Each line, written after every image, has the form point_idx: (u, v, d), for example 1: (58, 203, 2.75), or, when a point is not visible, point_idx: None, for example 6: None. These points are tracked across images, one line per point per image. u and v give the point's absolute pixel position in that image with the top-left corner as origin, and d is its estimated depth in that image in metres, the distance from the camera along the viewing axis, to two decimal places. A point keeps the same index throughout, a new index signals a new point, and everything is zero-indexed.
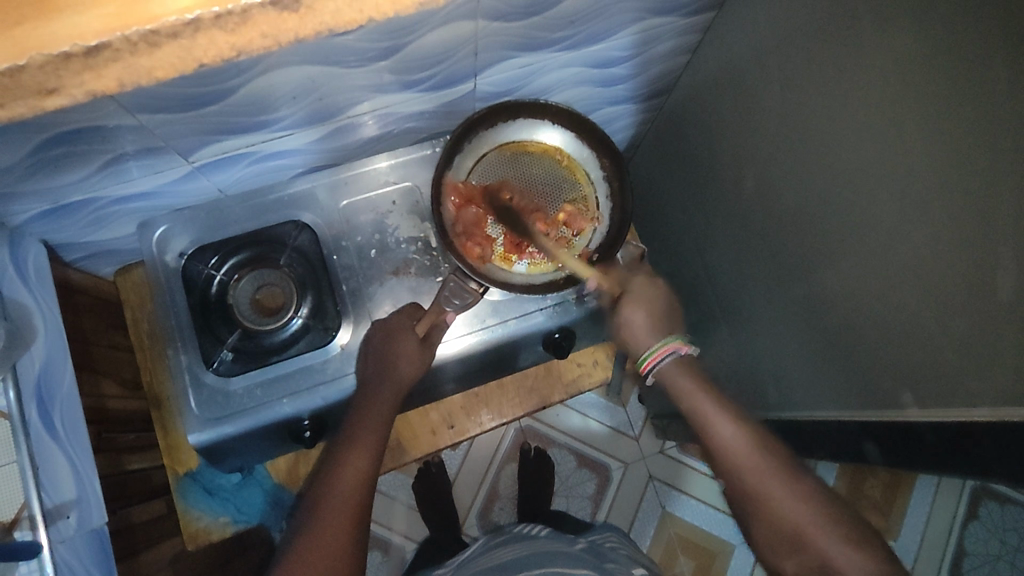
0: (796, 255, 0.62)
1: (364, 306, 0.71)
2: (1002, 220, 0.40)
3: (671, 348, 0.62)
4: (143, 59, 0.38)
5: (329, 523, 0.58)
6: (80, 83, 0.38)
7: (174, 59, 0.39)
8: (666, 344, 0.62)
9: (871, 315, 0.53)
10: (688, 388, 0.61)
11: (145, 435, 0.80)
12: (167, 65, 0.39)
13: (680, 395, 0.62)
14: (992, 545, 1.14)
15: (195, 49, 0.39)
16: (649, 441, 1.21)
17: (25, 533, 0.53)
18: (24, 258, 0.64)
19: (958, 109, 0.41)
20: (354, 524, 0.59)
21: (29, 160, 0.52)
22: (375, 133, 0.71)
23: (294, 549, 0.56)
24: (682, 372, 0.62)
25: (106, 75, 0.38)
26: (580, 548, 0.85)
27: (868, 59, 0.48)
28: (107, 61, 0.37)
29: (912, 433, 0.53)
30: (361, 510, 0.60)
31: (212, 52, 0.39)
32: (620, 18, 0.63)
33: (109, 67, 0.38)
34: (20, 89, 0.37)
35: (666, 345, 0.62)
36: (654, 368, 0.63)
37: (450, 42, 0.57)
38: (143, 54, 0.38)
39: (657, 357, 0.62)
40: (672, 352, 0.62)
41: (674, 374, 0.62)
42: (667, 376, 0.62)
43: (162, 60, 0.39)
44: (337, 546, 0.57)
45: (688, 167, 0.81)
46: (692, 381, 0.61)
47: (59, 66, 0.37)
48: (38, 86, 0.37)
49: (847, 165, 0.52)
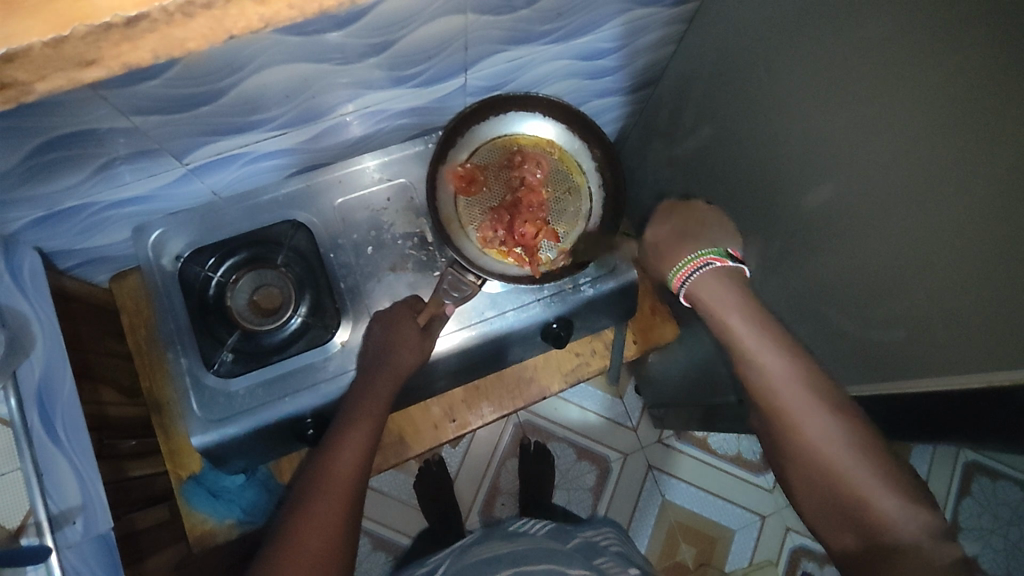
0: (786, 236, 0.63)
1: (363, 302, 0.72)
2: (981, 189, 0.41)
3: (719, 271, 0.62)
4: (179, 30, 0.39)
5: (315, 519, 0.57)
6: (117, 55, 0.39)
7: (206, 30, 0.39)
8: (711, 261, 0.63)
9: (863, 289, 0.54)
10: (722, 297, 0.60)
11: (146, 440, 0.79)
12: (198, 36, 0.39)
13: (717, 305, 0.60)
14: (985, 519, 1.17)
15: (226, 21, 0.39)
16: (647, 430, 1.23)
17: (31, 539, 0.53)
18: (20, 265, 0.63)
19: (938, 82, 0.42)
20: (340, 522, 0.58)
21: (23, 166, 0.53)
22: (365, 130, 0.71)
23: (283, 537, 0.56)
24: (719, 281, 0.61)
25: (141, 47, 0.39)
26: (573, 546, 0.85)
27: (846, 42, 0.49)
28: (143, 32, 0.38)
29: (912, 403, 0.54)
30: (348, 510, 0.59)
31: (242, 24, 0.40)
32: (607, 9, 0.64)
33: (146, 38, 0.38)
34: (61, 60, 0.37)
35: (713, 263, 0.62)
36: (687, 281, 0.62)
37: (442, 36, 0.58)
38: (179, 25, 0.38)
39: (690, 269, 0.62)
40: (706, 264, 0.62)
41: (706, 286, 0.61)
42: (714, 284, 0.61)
43: (195, 32, 0.39)
44: (321, 542, 0.56)
45: (676, 155, 0.82)
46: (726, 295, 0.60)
47: (98, 38, 0.37)
48: (77, 57, 0.38)
49: (832, 146, 0.53)
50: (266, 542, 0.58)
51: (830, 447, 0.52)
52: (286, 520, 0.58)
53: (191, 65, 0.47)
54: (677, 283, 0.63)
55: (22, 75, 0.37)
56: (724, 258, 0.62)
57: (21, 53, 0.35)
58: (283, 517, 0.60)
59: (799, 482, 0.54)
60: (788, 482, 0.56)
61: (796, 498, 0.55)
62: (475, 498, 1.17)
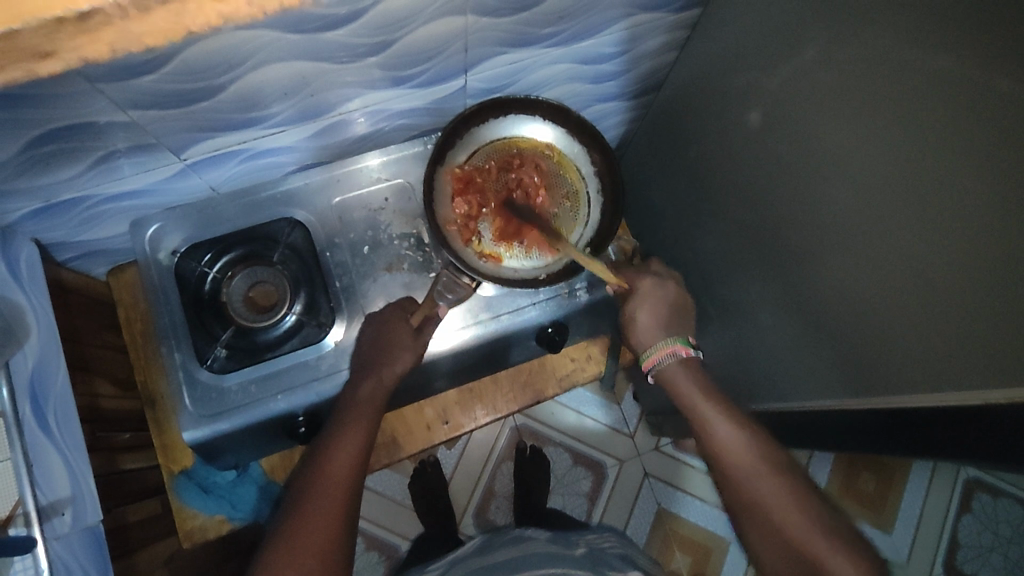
0: (785, 245, 0.62)
1: (358, 301, 0.72)
2: (981, 200, 0.41)
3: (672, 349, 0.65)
4: (137, 25, 0.37)
5: (311, 522, 0.56)
6: (75, 49, 0.37)
7: (165, 25, 0.38)
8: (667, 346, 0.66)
9: (860, 300, 0.54)
10: (686, 383, 0.64)
11: (140, 433, 0.80)
12: (157, 31, 0.38)
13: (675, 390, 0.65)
14: (985, 537, 1.16)
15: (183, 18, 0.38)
16: (644, 437, 1.22)
17: (19, 529, 0.53)
18: (17, 257, 0.64)
19: (936, 89, 0.42)
20: (338, 522, 0.57)
21: (20, 157, 0.53)
22: (364, 130, 0.71)
23: (281, 539, 0.56)
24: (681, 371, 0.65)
25: (99, 40, 0.37)
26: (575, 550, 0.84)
27: (847, 52, 0.49)
28: (101, 25, 0.36)
29: (908, 418, 0.54)
30: (346, 510, 0.59)
31: (201, 22, 0.38)
32: (608, 13, 0.64)
33: (104, 31, 0.37)
34: (17, 53, 0.36)
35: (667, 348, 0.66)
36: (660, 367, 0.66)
37: (440, 38, 0.58)
38: (136, 19, 0.37)
39: (656, 357, 0.66)
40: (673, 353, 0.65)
41: (674, 374, 0.65)
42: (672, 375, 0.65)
43: (156, 28, 0.38)
44: (317, 547, 0.55)
45: (677, 162, 0.82)
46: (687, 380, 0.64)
47: (53, 30, 0.35)
48: (32, 49, 0.36)
49: (833, 155, 0.52)
50: (263, 544, 0.58)
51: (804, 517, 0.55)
52: (281, 524, 0.57)
53: (188, 60, 0.47)
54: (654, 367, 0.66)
55: None
56: (688, 347, 0.66)
57: None
58: (279, 519, 0.59)
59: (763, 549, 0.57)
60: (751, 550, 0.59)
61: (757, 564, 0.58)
62: (470, 501, 1.17)
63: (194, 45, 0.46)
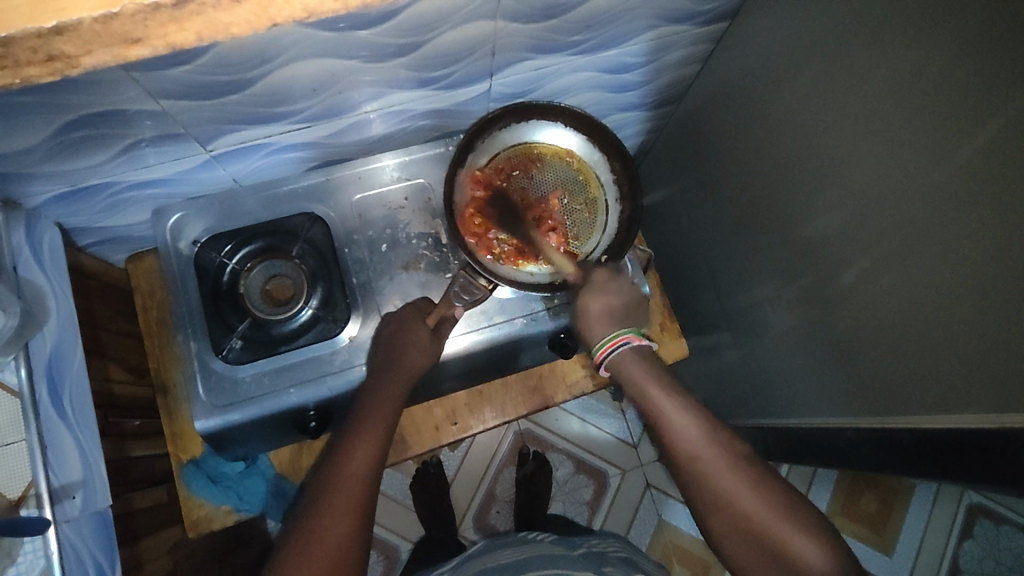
0: (800, 262, 0.62)
1: (373, 299, 0.72)
2: (997, 227, 0.41)
3: (623, 339, 0.64)
4: (224, 14, 0.40)
5: (329, 522, 0.56)
6: (163, 35, 0.41)
7: (250, 16, 0.41)
8: (617, 336, 0.64)
9: (873, 320, 0.54)
10: (641, 376, 0.63)
11: (150, 420, 0.80)
12: (242, 21, 0.41)
13: (635, 385, 0.63)
14: (987, 564, 1.14)
15: (272, 8, 0.41)
16: (647, 448, 1.22)
17: (31, 511, 0.54)
18: (40, 239, 0.64)
19: (958, 115, 0.42)
20: (357, 523, 0.57)
21: (50, 142, 0.54)
22: (386, 129, 0.72)
23: (299, 537, 0.55)
24: (634, 361, 0.63)
25: (187, 29, 0.41)
26: (580, 553, 0.84)
27: (869, 74, 0.49)
28: (190, 14, 0.40)
29: (916, 441, 0.54)
30: (364, 510, 0.59)
31: (285, 13, 0.42)
32: (634, 24, 0.64)
33: (192, 20, 0.40)
34: (108, 36, 0.39)
35: (617, 337, 0.64)
36: (608, 357, 0.64)
37: (468, 42, 0.58)
38: (225, 10, 0.40)
39: (610, 347, 0.64)
40: (625, 343, 0.64)
41: (627, 362, 0.63)
42: (621, 366, 0.64)
43: (240, 18, 0.41)
44: (334, 548, 0.55)
45: (695, 175, 0.82)
46: (645, 370, 0.63)
47: (147, 17, 0.39)
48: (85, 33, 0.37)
49: (851, 175, 0.53)
50: (280, 542, 0.57)
51: (767, 499, 0.55)
52: (299, 521, 0.57)
53: (223, 53, 0.48)
54: (599, 356, 0.65)
55: (69, 49, 0.39)
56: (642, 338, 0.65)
57: (71, 27, 0.38)
58: (297, 516, 0.59)
59: (726, 536, 0.57)
60: (708, 528, 0.59)
61: (718, 545, 0.58)
62: (471, 503, 1.17)
63: (227, 40, 0.46)
